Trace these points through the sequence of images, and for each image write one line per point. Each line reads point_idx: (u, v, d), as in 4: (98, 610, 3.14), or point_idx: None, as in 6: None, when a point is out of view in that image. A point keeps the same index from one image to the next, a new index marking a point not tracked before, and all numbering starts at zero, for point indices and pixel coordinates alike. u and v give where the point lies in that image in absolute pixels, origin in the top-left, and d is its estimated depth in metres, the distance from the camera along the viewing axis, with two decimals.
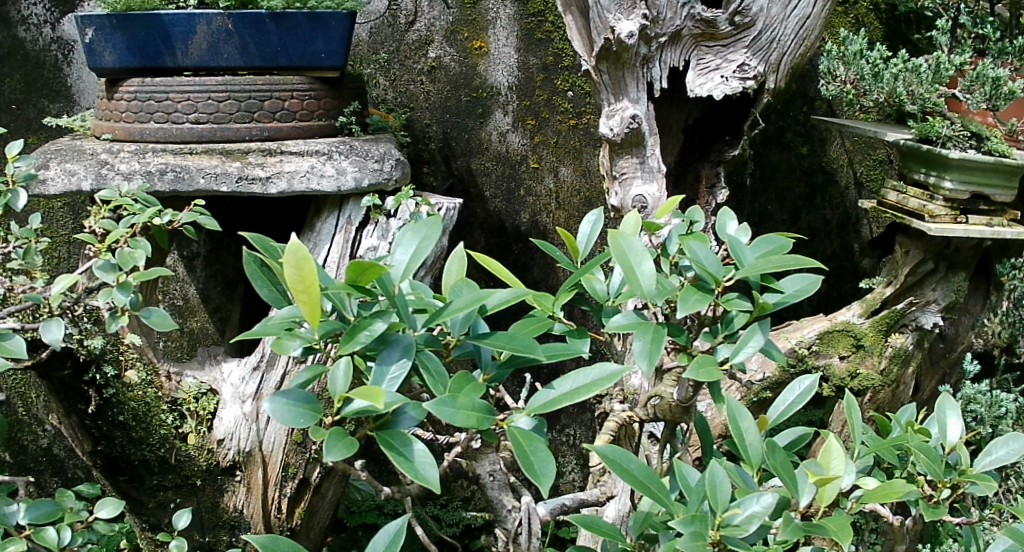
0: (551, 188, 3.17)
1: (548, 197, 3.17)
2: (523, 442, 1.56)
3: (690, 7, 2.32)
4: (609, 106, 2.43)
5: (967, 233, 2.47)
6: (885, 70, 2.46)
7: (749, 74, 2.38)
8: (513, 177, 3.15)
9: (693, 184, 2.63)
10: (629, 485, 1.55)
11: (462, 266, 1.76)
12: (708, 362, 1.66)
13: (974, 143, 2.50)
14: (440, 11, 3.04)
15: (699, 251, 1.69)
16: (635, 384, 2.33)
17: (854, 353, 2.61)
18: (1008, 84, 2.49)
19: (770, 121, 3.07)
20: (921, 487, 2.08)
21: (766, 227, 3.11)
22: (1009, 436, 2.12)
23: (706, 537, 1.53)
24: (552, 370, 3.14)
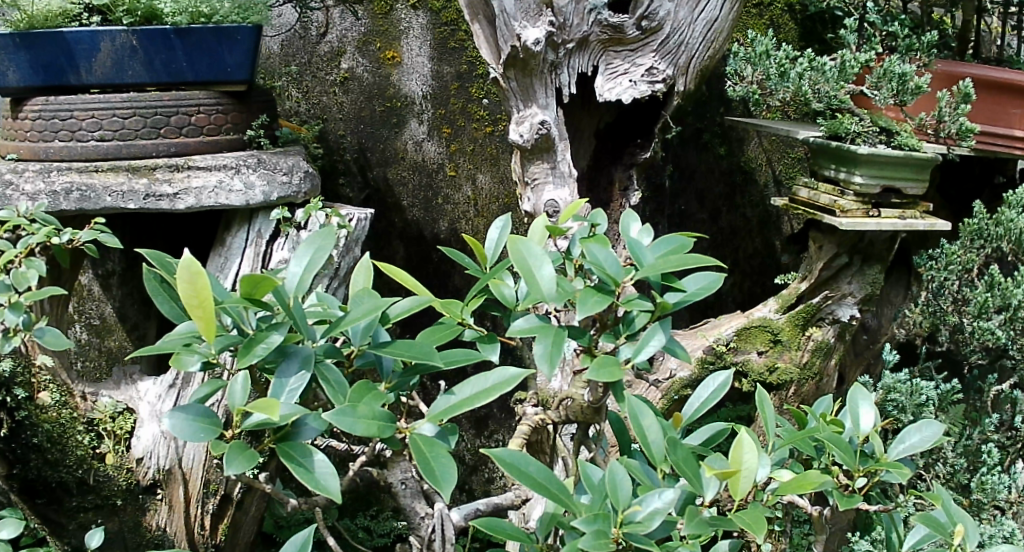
0: (470, 196, 3.21)
1: (466, 204, 3.21)
2: (425, 449, 1.58)
3: (596, 13, 2.34)
4: (518, 113, 2.44)
5: (879, 225, 2.50)
6: (790, 69, 2.49)
7: (657, 78, 2.42)
8: (431, 186, 3.20)
9: (607, 188, 2.67)
10: (528, 487, 1.55)
11: (367, 277, 1.78)
12: (610, 362, 1.66)
13: (883, 138, 2.54)
14: (351, 23, 3.11)
15: (598, 253, 1.70)
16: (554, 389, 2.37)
17: (771, 348, 2.66)
18: (914, 79, 2.53)
19: (687, 122, 3.11)
20: (836, 477, 2.10)
21: (686, 227, 3.16)
22: (919, 422, 2.16)
23: (609, 535, 1.54)
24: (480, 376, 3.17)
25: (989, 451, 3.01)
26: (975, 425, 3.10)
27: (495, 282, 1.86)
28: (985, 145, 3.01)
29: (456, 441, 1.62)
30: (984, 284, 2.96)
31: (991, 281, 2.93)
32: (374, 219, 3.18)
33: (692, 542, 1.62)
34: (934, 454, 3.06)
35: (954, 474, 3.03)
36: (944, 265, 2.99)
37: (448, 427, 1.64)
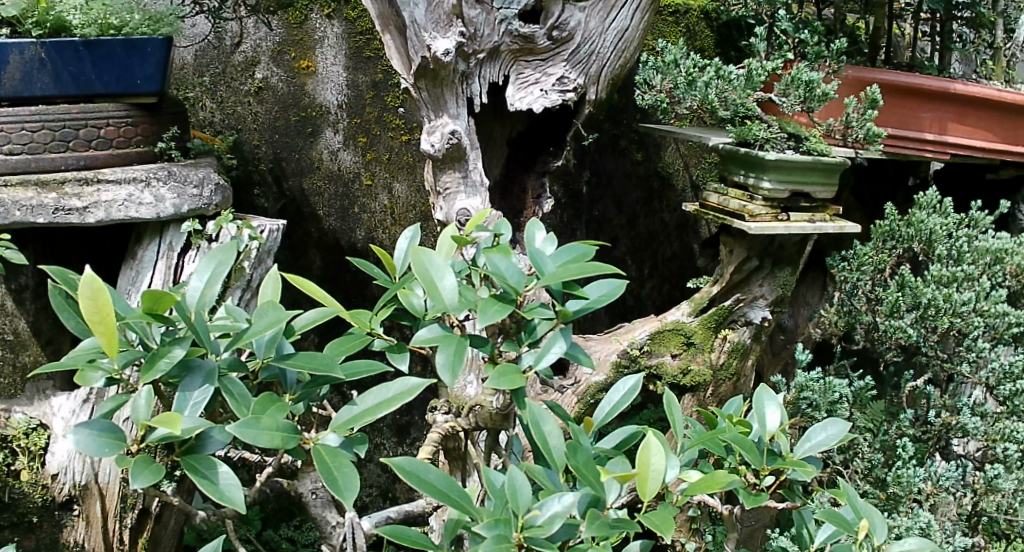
0: (387, 205, 3.26)
1: (383, 213, 3.27)
2: (328, 459, 1.62)
3: (506, 23, 2.41)
4: (429, 123, 2.48)
5: (788, 229, 2.56)
6: (698, 78, 2.53)
7: (568, 87, 2.49)
8: (348, 196, 3.25)
9: (520, 195, 2.72)
10: (429, 495, 1.58)
11: (276, 287, 1.84)
12: (510, 371, 1.68)
13: (792, 143, 2.59)
14: (266, 33, 3.14)
15: (499, 263, 1.73)
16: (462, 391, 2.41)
17: (685, 351, 2.70)
18: (821, 86, 2.57)
19: (604, 130, 3.20)
20: (745, 476, 2.12)
21: (605, 232, 3.25)
22: (827, 421, 2.18)
23: (511, 540, 1.57)
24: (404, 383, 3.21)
25: (903, 445, 3.04)
26: (894, 420, 3.15)
27: (404, 292, 1.85)
28: (896, 148, 3.14)
29: (363, 450, 1.67)
30: (896, 284, 3.05)
31: (902, 281, 3.02)
32: (289, 229, 3.23)
33: (600, 544, 1.64)
34: (850, 450, 3.12)
35: (872, 469, 3.08)
36: (856, 266, 3.07)
37: (355, 438, 1.68)
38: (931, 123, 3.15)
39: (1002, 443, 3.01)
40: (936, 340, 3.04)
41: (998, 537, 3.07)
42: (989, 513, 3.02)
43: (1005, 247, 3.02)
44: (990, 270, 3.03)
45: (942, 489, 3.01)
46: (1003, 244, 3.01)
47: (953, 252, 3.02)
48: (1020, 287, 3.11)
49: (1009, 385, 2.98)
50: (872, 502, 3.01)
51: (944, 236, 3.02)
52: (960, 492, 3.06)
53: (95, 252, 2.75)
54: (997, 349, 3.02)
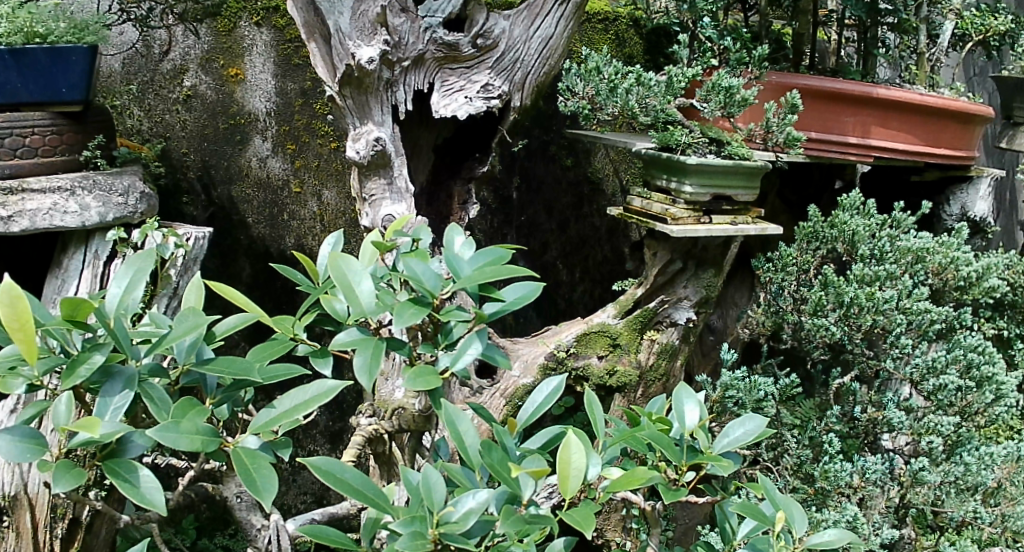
0: (316, 213, 3.30)
1: (311, 221, 3.30)
2: (247, 461, 1.71)
3: (431, 32, 2.54)
4: (355, 130, 2.58)
5: (709, 231, 2.62)
6: (619, 84, 2.54)
7: (493, 94, 2.60)
8: (275, 203, 3.28)
9: (446, 201, 2.78)
10: (345, 494, 1.62)
11: (198, 294, 1.91)
12: (426, 372, 1.73)
13: (714, 148, 2.65)
14: (194, 41, 3.19)
15: (415, 267, 1.79)
16: (385, 393, 2.43)
17: (610, 352, 2.74)
18: (740, 92, 2.61)
19: (533, 136, 3.32)
20: (665, 472, 2.14)
21: (536, 238, 3.37)
22: (744, 416, 2.19)
23: (426, 536, 1.61)
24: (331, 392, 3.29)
25: (830, 441, 3.12)
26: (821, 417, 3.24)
27: (327, 297, 1.88)
28: (820, 152, 3.22)
29: (286, 454, 1.76)
30: (819, 283, 3.12)
31: (825, 280, 3.09)
32: (218, 236, 3.27)
33: (525, 541, 1.68)
34: (779, 447, 3.22)
35: (801, 465, 3.17)
36: (781, 267, 3.15)
37: (279, 443, 1.78)
38: (855, 126, 3.23)
39: (926, 436, 3.10)
40: (860, 337, 3.11)
41: (930, 530, 3.16)
42: (915, 504, 3.10)
43: (926, 246, 3.11)
44: (912, 269, 3.13)
45: (868, 483, 3.09)
46: (924, 243, 3.11)
47: (875, 251, 3.10)
48: (941, 285, 3.20)
49: (932, 380, 3.08)
50: (799, 497, 3.10)
51: (867, 236, 3.10)
52: (886, 485, 3.14)
53: (16, 262, 2.80)
54: (919, 345, 3.13)
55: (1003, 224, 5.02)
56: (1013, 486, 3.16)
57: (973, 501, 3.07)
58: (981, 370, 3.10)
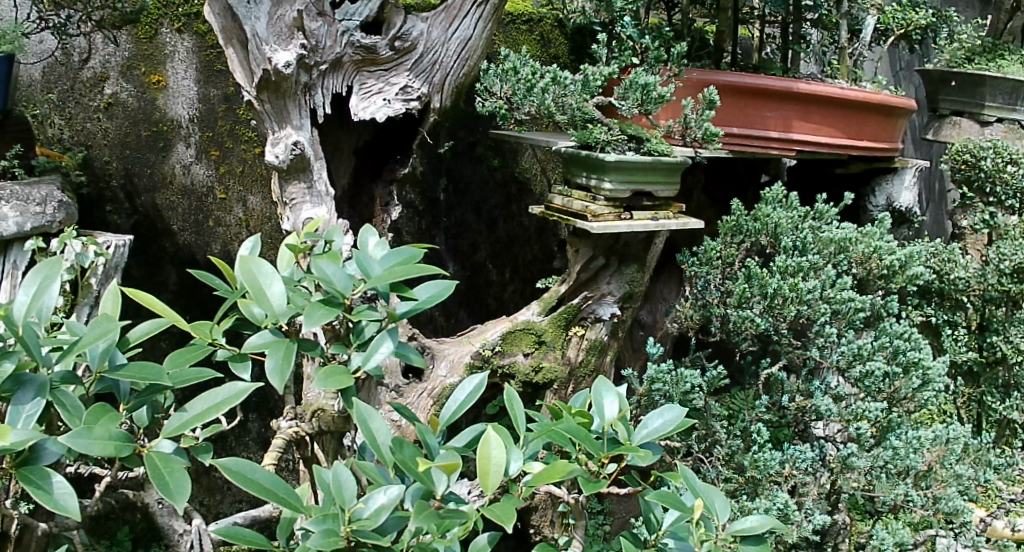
0: (241, 218, 3.37)
1: (237, 226, 3.37)
2: (160, 464, 1.76)
3: (348, 35, 2.65)
4: (274, 134, 2.67)
5: (630, 227, 2.64)
6: (535, 84, 2.57)
7: (411, 96, 2.73)
8: (202, 211, 3.34)
9: (368, 202, 2.90)
10: (254, 493, 1.66)
11: (115, 301, 1.96)
12: (338, 372, 1.77)
13: (633, 145, 2.68)
14: (114, 49, 3.23)
15: (327, 268, 1.81)
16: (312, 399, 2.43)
17: (536, 349, 2.77)
18: (657, 89, 2.64)
19: (459, 137, 3.46)
20: (586, 464, 2.12)
21: (465, 237, 3.52)
22: (662, 407, 2.18)
23: (339, 533, 1.64)
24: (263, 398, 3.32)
25: (759, 430, 3.17)
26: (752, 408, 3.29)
27: (244, 301, 1.90)
28: (742, 147, 3.27)
29: (207, 458, 1.87)
30: (743, 276, 3.15)
31: (748, 273, 3.14)
32: (143, 243, 3.30)
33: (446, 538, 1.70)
34: (710, 438, 3.25)
35: (732, 455, 3.20)
36: (705, 260, 3.19)
37: (201, 447, 1.89)
38: (776, 121, 3.28)
39: (855, 422, 3.14)
40: (786, 327, 3.17)
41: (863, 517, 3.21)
42: (846, 490, 3.16)
43: (848, 237, 3.18)
44: (835, 259, 3.19)
45: (799, 472, 3.15)
46: (845, 234, 3.17)
47: (799, 242, 3.17)
48: (866, 274, 3.24)
49: (858, 367, 3.15)
50: (730, 487, 3.14)
51: (789, 228, 3.16)
52: (816, 472, 3.19)
53: None
54: (844, 334, 3.18)
55: (931, 216, 5.13)
56: (944, 469, 3.21)
57: (904, 484, 3.14)
58: (908, 355, 3.17)
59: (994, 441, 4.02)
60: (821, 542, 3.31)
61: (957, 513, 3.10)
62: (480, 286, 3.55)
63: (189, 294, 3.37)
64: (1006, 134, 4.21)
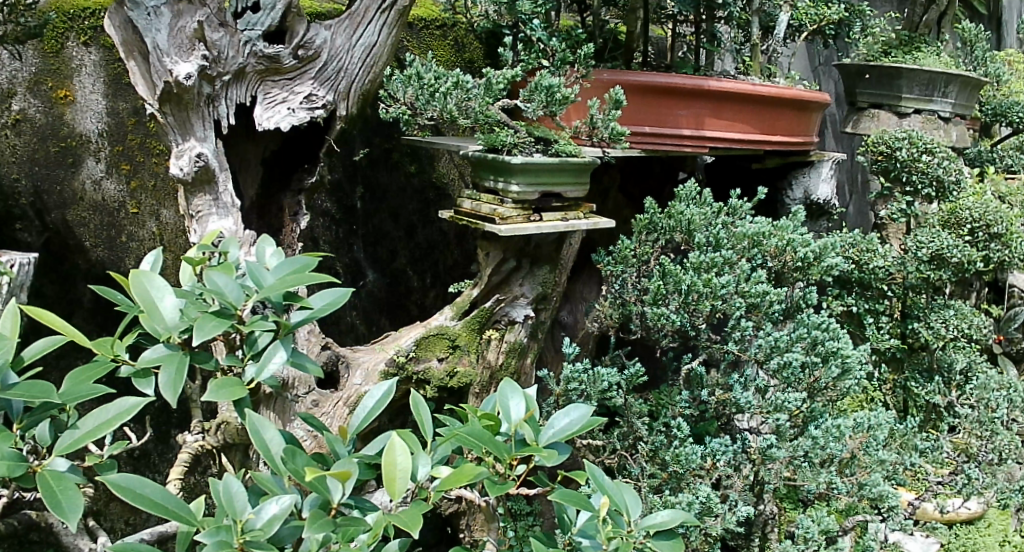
0: (155, 232, 3.36)
1: (151, 240, 3.35)
2: (53, 483, 1.79)
3: (251, 45, 2.64)
4: (177, 147, 2.67)
5: (539, 229, 2.63)
6: (438, 88, 2.57)
7: (316, 103, 2.73)
8: (114, 225, 3.31)
9: (276, 213, 2.93)
10: (144, 507, 1.77)
11: (13, 321, 1.96)
12: (230, 383, 1.80)
13: (541, 146, 2.68)
14: (20, 64, 3.17)
15: (218, 280, 1.83)
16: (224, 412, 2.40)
17: (450, 354, 2.78)
18: (561, 91, 2.63)
19: (375, 144, 3.47)
20: (494, 466, 2.09)
21: (382, 245, 3.53)
22: (569, 406, 2.16)
23: (233, 544, 1.78)
24: (183, 413, 3.30)
25: (679, 424, 3.17)
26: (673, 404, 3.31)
27: (142, 317, 1.88)
28: (656, 145, 3.27)
29: (111, 473, 2.02)
30: (657, 274, 3.14)
31: (663, 270, 3.12)
32: (54, 260, 3.26)
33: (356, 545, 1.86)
34: (633, 435, 3.24)
35: (656, 451, 3.20)
36: (620, 260, 3.17)
37: (107, 463, 2.04)
38: (689, 119, 3.29)
39: (774, 413, 3.13)
40: (702, 323, 3.14)
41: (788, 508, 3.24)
42: (769, 480, 3.20)
43: (762, 231, 3.18)
44: (749, 254, 3.18)
45: (720, 465, 3.15)
46: (759, 228, 3.17)
47: (711, 239, 3.16)
48: (781, 267, 3.25)
49: (776, 358, 3.14)
50: (653, 483, 3.16)
51: (702, 224, 3.15)
52: (739, 464, 3.22)
53: None
54: (761, 328, 3.19)
55: (855, 208, 5.20)
56: (867, 455, 3.26)
57: (827, 472, 3.18)
58: (826, 345, 3.18)
59: (921, 424, 4.07)
60: (748, 532, 3.35)
61: (882, 499, 3.14)
62: (402, 292, 3.58)
63: (104, 310, 3.34)
64: (924, 125, 4.28)
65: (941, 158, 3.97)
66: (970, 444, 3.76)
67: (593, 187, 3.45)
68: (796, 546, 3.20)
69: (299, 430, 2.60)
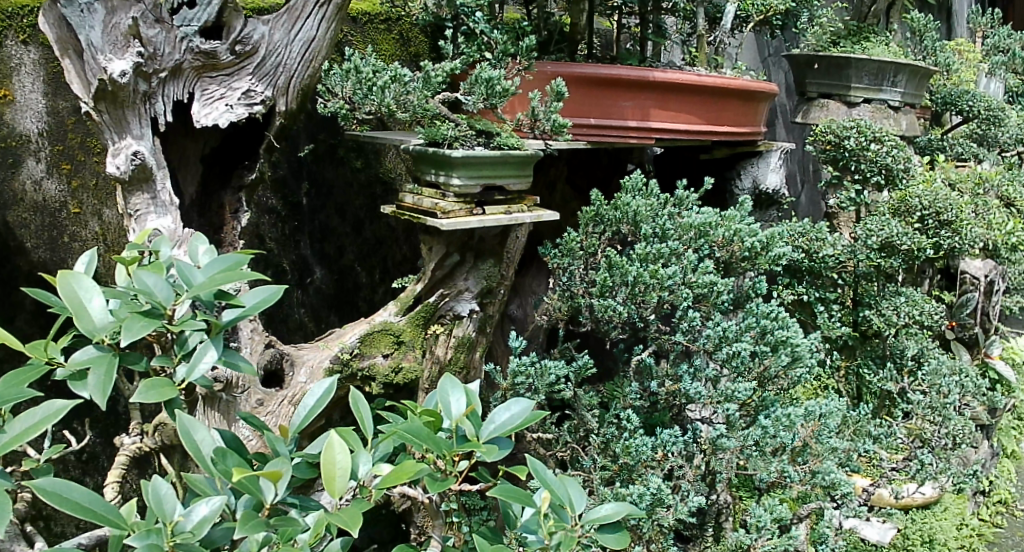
0: (98, 232, 3.31)
1: (94, 240, 3.31)
2: None
3: (187, 41, 2.61)
4: (114, 145, 2.63)
5: (481, 223, 2.61)
6: (375, 82, 2.55)
7: (254, 99, 2.72)
8: (56, 226, 3.25)
9: (217, 211, 2.89)
10: (72, 512, 1.81)
11: None
12: (160, 384, 1.82)
13: (482, 140, 2.67)
14: None
15: (147, 279, 1.85)
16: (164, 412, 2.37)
17: (395, 350, 2.76)
18: (501, 83, 2.61)
19: (320, 140, 3.44)
20: (435, 463, 2.07)
21: (329, 241, 3.50)
22: (509, 400, 2.14)
23: (163, 547, 1.82)
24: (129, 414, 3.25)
25: (628, 417, 3.14)
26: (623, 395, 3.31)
27: (74, 318, 1.85)
28: (602, 137, 3.26)
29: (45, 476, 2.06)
30: (604, 266, 3.12)
31: (609, 263, 3.10)
32: None
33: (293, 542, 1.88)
34: (583, 427, 3.24)
35: (607, 443, 3.19)
36: (566, 253, 3.16)
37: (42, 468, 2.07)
38: (633, 110, 3.28)
39: (724, 403, 3.13)
40: (651, 314, 3.13)
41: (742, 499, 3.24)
42: (721, 470, 3.18)
43: (708, 221, 3.16)
44: (696, 244, 3.17)
45: (670, 455, 3.15)
46: (705, 218, 3.15)
47: (658, 230, 3.14)
48: (729, 257, 3.23)
49: (725, 348, 3.13)
50: (604, 475, 3.14)
51: (648, 216, 3.13)
52: (690, 455, 3.21)
53: None
54: (710, 318, 3.17)
55: (807, 197, 5.24)
56: (819, 443, 3.25)
57: (778, 461, 3.18)
58: (776, 335, 3.18)
59: (874, 411, 4.08)
60: (702, 522, 3.36)
61: (834, 486, 3.17)
62: (351, 288, 3.55)
63: (47, 312, 3.28)
64: (874, 114, 4.31)
65: (890, 146, 3.96)
66: (924, 430, 3.83)
67: (539, 179, 3.43)
68: (749, 535, 3.20)
69: (244, 430, 2.58)
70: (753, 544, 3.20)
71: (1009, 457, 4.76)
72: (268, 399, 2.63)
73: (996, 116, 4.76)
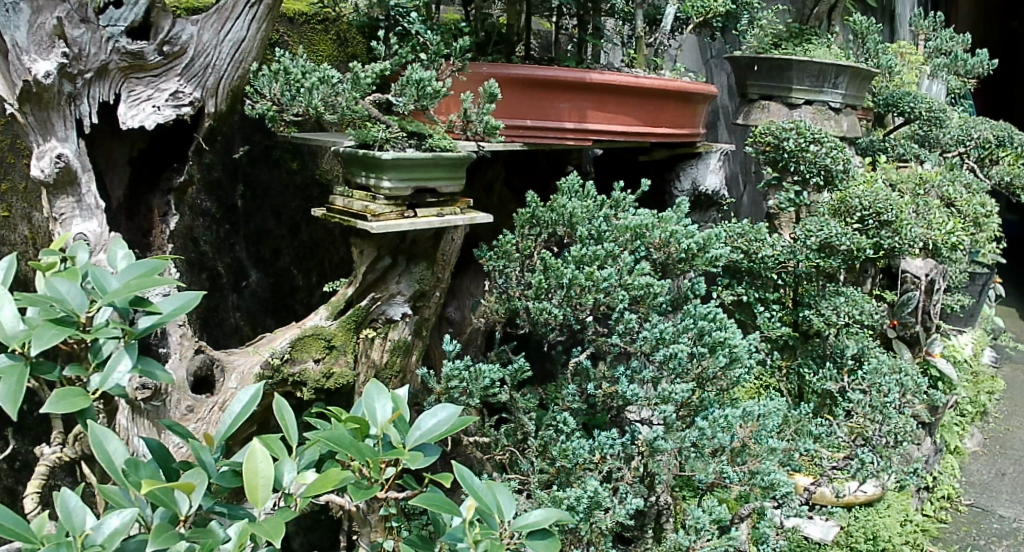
0: (27, 235, 3.24)
1: (23, 244, 3.23)
2: None
3: (113, 41, 2.56)
4: (38, 147, 2.58)
5: (413, 225, 2.59)
6: (303, 82, 2.52)
7: (182, 101, 2.67)
8: None
9: (146, 214, 2.84)
10: None
11: None
12: (72, 394, 1.86)
13: (414, 142, 2.65)
14: None
15: (62, 286, 1.89)
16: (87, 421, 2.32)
17: (327, 354, 2.73)
18: (432, 85, 2.59)
19: (255, 141, 3.40)
20: (361, 470, 2.04)
21: (264, 243, 3.46)
22: (436, 406, 2.13)
23: None
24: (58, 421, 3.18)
25: (565, 419, 3.13)
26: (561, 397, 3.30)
27: None
28: (539, 139, 3.25)
29: None
30: (539, 268, 3.11)
31: (545, 265, 3.09)
32: None
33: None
34: (521, 430, 3.22)
35: (546, 446, 3.17)
36: (501, 255, 3.15)
37: None
38: (571, 112, 3.27)
39: (661, 405, 3.12)
40: (587, 316, 3.12)
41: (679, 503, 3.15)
42: (660, 471, 3.18)
43: (644, 223, 3.16)
44: (632, 246, 3.17)
45: (608, 457, 3.13)
46: (641, 219, 3.15)
47: (593, 232, 3.14)
48: (666, 259, 3.23)
49: (662, 350, 3.12)
50: (542, 478, 3.12)
51: (584, 218, 3.14)
52: (629, 457, 3.20)
53: None
54: (647, 320, 3.16)
55: (749, 198, 5.28)
56: (757, 443, 3.25)
57: (716, 462, 3.18)
58: (713, 335, 3.19)
59: (816, 411, 4.09)
60: (642, 524, 3.36)
61: (773, 487, 3.15)
62: (287, 291, 3.52)
63: None
64: (815, 115, 4.35)
65: (830, 148, 3.99)
66: (866, 428, 3.78)
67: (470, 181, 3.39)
68: (686, 536, 3.18)
69: (171, 438, 2.53)
70: (692, 546, 3.18)
71: (951, 453, 4.80)
72: (196, 406, 2.59)
73: (937, 118, 4.79)
